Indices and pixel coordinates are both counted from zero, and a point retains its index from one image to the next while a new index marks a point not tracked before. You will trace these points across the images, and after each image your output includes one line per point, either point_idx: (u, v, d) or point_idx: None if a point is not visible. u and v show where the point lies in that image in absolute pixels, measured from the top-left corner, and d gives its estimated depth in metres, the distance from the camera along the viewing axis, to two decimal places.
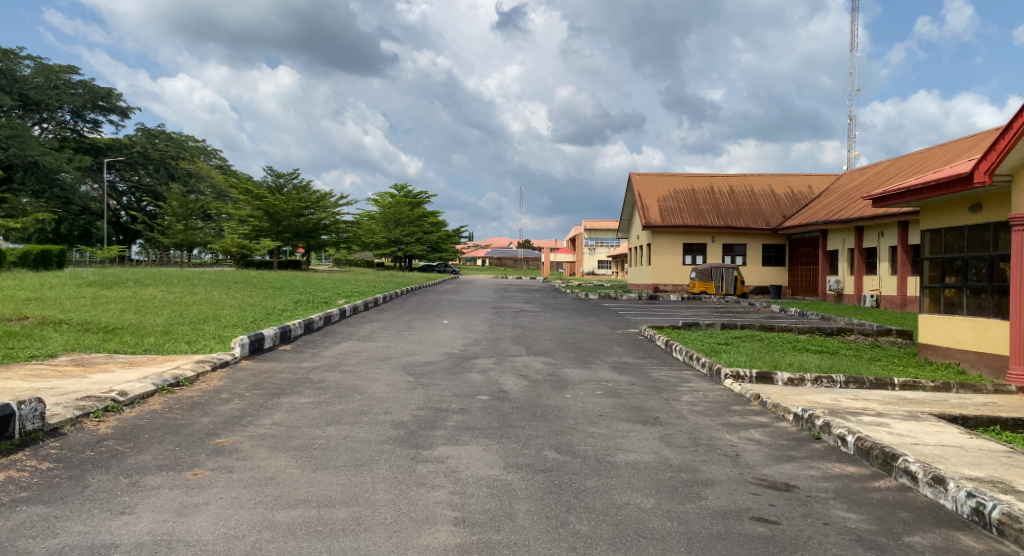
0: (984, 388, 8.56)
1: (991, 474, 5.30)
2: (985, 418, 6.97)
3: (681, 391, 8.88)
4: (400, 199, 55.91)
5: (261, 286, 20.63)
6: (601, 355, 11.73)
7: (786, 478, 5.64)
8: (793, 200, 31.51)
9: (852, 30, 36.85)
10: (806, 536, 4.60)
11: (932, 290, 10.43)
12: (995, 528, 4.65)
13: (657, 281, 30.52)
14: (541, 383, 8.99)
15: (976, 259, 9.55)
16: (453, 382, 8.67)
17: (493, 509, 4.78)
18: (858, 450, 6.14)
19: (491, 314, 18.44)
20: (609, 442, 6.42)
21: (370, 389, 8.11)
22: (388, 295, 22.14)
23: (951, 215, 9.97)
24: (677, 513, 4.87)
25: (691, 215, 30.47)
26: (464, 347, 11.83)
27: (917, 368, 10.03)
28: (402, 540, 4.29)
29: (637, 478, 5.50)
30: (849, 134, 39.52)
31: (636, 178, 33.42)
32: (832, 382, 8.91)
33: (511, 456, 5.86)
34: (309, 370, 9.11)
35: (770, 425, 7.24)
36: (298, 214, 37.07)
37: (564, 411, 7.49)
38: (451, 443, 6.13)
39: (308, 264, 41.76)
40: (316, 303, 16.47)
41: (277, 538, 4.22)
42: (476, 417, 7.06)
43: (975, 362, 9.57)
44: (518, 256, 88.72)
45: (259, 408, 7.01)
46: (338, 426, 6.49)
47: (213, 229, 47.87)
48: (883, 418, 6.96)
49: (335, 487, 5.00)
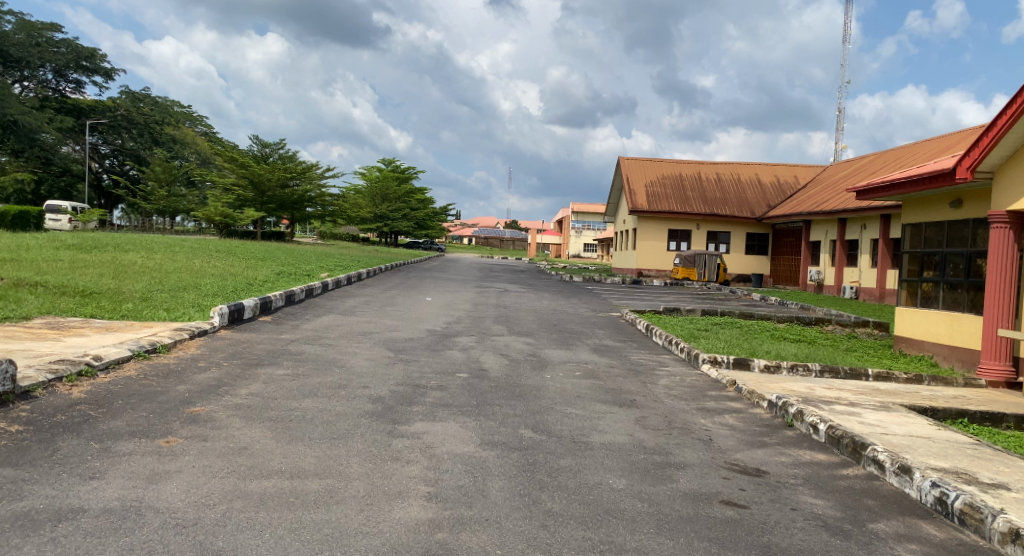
0: (955, 381, 8.69)
1: (955, 465, 5.39)
2: (954, 410, 7.07)
3: (659, 374, 8.97)
4: (389, 172, 55.52)
5: (245, 256, 20.44)
6: (582, 337, 11.79)
7: (757, 464, 5.72)
8: (779, 190, 31.68)
9: (845, 23, 36.94)
10: (774, 521, 4.67)
11: (910, 284, 10.56)
12: (957, 517, 4.73)
13: (641, 266, 30.62)
14: (521, 362, 9.06)
15: (955, 255, 9.65)
16: (432, 359, 8.71)
17: (466, 485, 4.82)
18: (829, 439, 6.23)
19: (474, 293, 18.47)
20: (586, 423, 6.47)
21: (349, 362, 8.11)
22: (373, 270, 22.05)
23: (933, 210, 10.09)
24: (648, 494, 4.94)
25: (678, 202, 30.54)
26: (446, 325, 11.84)
27: (891, 359, 10.16)
28: (374, 512, 4.31)
29: (611, 459, 5.55)
30: (837, 127, 39.77)
31: (625, 162, 33.46)
32: (807, 370, 9.05)
33: (488, 434, 5.90)
34: (289, 341, 9.09)
35: (744, 411, 7.34)
36: (284, 184, 36.78)
37: (543, 391, 7.55)
38: (428, 419, 6.15)
39: (292, 236, 41.39)
40: (299, 275, 16.38)
41: (248, 508, 4.23)
42: (455, 394, 7.09)
43: (949, 355, 9.67)
44: (505, 236, 88.58)
45: (236, 377, 6.99)
46: (315, 398, 6.49)
47: (197, 196, 47.43)
48: (855, 408, 7.05)
49: (309, 458, 5.02)
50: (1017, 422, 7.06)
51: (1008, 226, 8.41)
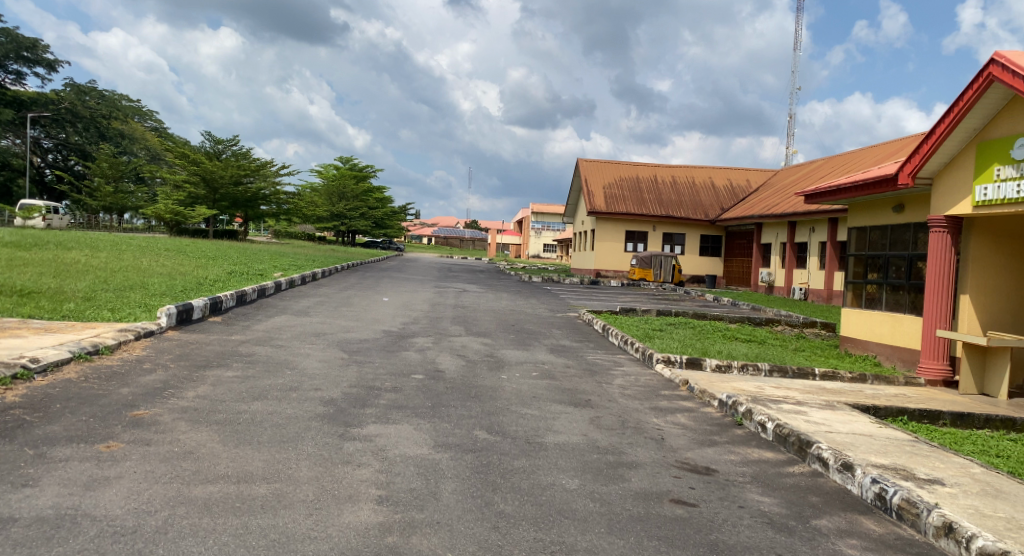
0: (896, 380, 8.94)
1: (894, 462, 5.56)
2: (895, 408, 7.27)
3: (614, 374, 9.05)
4: (345, 170, 54.93)
5: (196, 255, 19.96)
6: (539, 337, 11.83)
7: (707, 462, 5.81)
8: (732, 193, 32.26)
9: (795, 30, 37.79)
10: (721, 518, 4.75)
11: (856, 285, 10.84)
12: (895, 512, 4.87)
13: (599, 267, 30.85)
14: (477, 363, 9.05)
15: (897, 257, 9.93)
16: (388, 361, 8.64)
17: (418, 488, 4.80)
18: (777, 437, 6.36)
19: (432, 293, 18.32)
20: (540, 423, 6.50)
21: (301, 364, 8.00)
22: (328, 269, 21.81)
23: (877, 214, 10.39)
24: (600, 494, 4.98)
25: (634, 204, 30.87)
26: (402, 325, 11.77)
27: (836, 359, 10.41)
28: (323, 517, 4.26)
29: (564, 459, 5.59)
30: (788, 132, 40.65)
31: (583, 163, 33.70)
32: (757, 370, 9.23)
33: (442, 436, 5.88)
34: (239, 343, 8.93)
35: (696, 410, 7.45)
36: (237, 181, 36.09)
37: (499, 391, 7.56)
38: (381, 422, 6.10)
39: (245, 234, 40.62)
40: (251, 274, 16.10)
41: (191, 514, 4.15)
42: (409, 395, 7.05)
43: (891, 355, 9.94)
44: (465, 236, 88.35)
45: (183, 379, 6.85)
46: (265, 401, 6.38)
47: (145, 192, 46.20)
48: (801, 407, 7.20)
49: (257, 462, 4.94)
50: (954, 419, 7.27)
51: (945, 231, 8.69)
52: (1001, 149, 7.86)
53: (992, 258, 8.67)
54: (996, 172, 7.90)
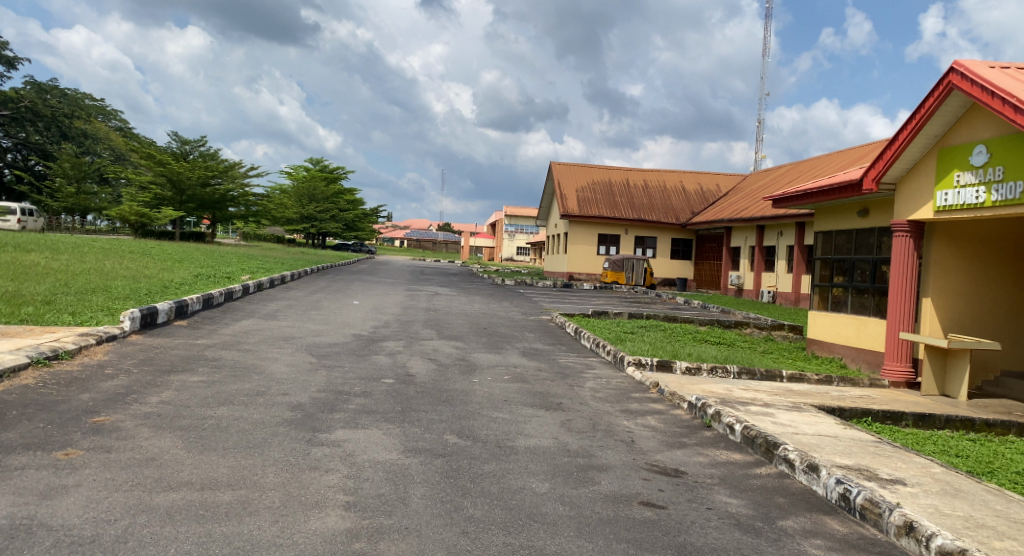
0: (861, 382, 9.07)
1: (858, 462, 5.64)
2: (859, 410, 7.39)
3: (585, 377, 9.07)
4: (315, 172, 54.49)
5: (161, 258, 19.61)
6: (512, 340, 11.83)
7: (676, 464, 5.85)
8: (702, 197, 32.57)
9: (764, 37, 38.32)
10: (690, 520, 4.78)
11: (822, 289, 11.01)
12: (858, 512, 4.94)
13: (572, 270, 30.95)
14: (449, 366, 9.01)
15: (862, 261, 10.10)
16: (357, 365, 8.57)
17: (387, 493, 4.77)
18: (744, 438, 6.42)
19: (404, 297, 18.20)
20: (511, 427, 6.49)
21: (269, 369, 7.90)
22: (297, 272, 21.61)
23: (842, 218, 10.55)
24: (570, 497, 4.99)
25: (606, 208, 31.04)
26: (372, 329, 11.69)
27: (803, 361, 10.55)
28: (289, 524, 4.21)
29: (535, 463, 5.59)
30: (757, 137, 41.16)
31: (556, 166, 33.81)
32: (726, 372, 9.34)
33: (412, 441, 5.85)
34: (205, 347, 8.80)
35: (665, 412, 7.50)
36: (204, 183, 35.60)
37: (470, 395, 7.54)
38: (349, 427, 6.05)
39: (212, 237, 40.04)
40: (218, 277, 15.87)
41: (153, 522, 4.07)
42: (379, 400, 7.00)
43: (856, 357, 10.10)
44: (438, 239, 88.03)
45: (146, 385, 6.73)
46: (231, 406, 6.30)
47: (109, 194, 45.37)
48: (769, 409, 7.29)
49: (222, 469, 4.87)
50: (916, 420, 7.40)
51: (908, 235, 8.85)
52: (961, 156, 8.03)
53: (954, 262, 8.84)
54: (957, 179, 8.07)
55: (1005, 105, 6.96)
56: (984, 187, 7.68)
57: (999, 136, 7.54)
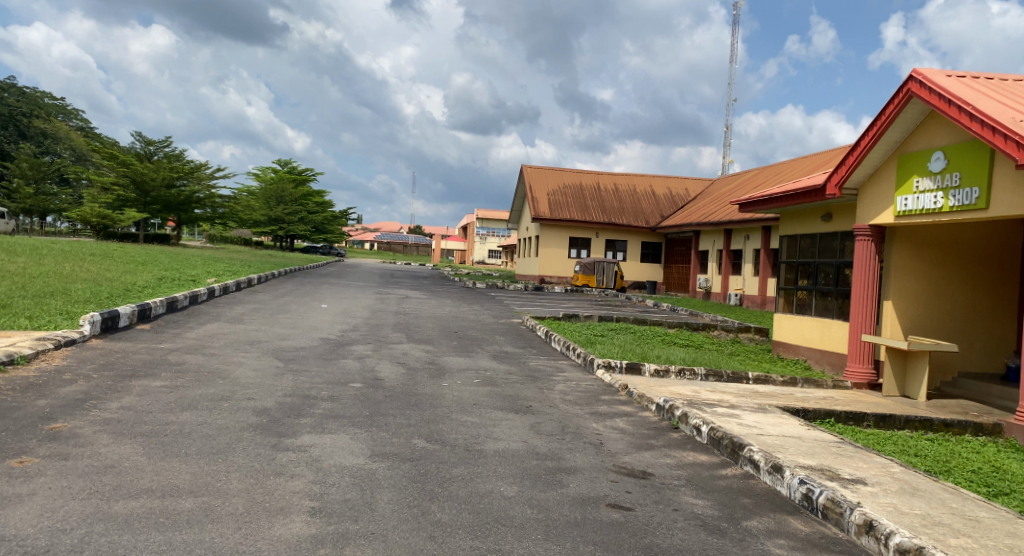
0: (825, 383, 9.21)
1: (821, 462, 5.73)
2: (823, 411, 7.50)
3: (555, 380, 9.08)
4: (283, 174, 53.96)
5: (123, 260, 19.27)
6: (482, 343, 11.82)
7: (643, 466, 5.89)
8: (671, 201, 32.87)
9: (732, 43, 38.83)
10: (656, 522, 4.82)
11: (787, 292, 11.17)
12: (820, 512, 5.01)
13: (543, 273, 31.02)
14: (418, 370, 8.97)
15: (826, 264, 10.27)
16: (325, 369, 8.49)
17: (353, 498, 4.73)
18: (711, 440, 6.48)
19: (373, 299, 18.09)
20: (480, 431, 6.48)
21: (233, 373, 7.80)
22: (264, 275, 21.37)
23: (807, 223, 10.73)
24: (538, 500, 4.99)
25: (577, 211, 31.18)
26: (341, 332, 11.60)
27: (769, 363, 10.68)
28: (252, 531, 4.16)
29: (503, 466, 5.58)
30: (726, 142, 41.66)
31: (527, 170, 33.89)
32: (694, 374, 9.43)
33: (379, 445, 5.81)
34: (168, 351, 8.65)
35: (634, 414, 7.55)
36: (169, 184, 35.10)
37: (439, 399, 7.52)
38: (316, 432, 5.99)
39: (177, 239, 39.45)
40: (183, 280, 15.64)
41: (110, 531, 3.99)
42: (347, 404, 6.95)
43: (820, 359, 10.25)
44: (409, 242, 87.62)
45: (106, 390, 6.60)
46: (195, 411, 6.21)
47: (70, 195, 44.51)
48: (735, 410, 7.37)
49: (184, 475, 4.79)
50: (877, 420, 7.53)
51: (870, 239, 9.03)
52: (920, 162, 8.21)
53: (914, 266, 9.03)
54: (916, 184, 8.25)
55: (961, 112, 7.16)
56: (942, 193, 7.86)
57: (956, 143, 7.72)
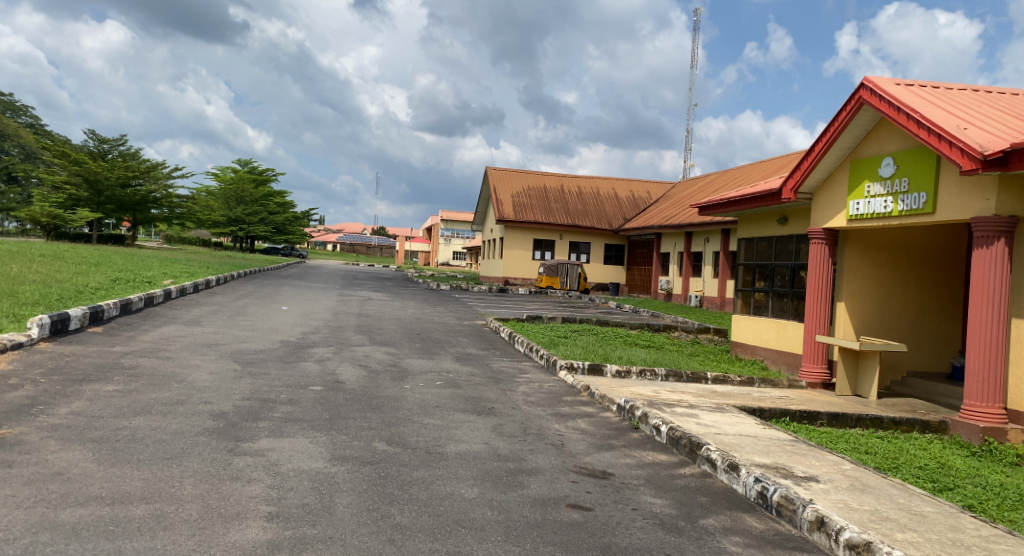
0: (781, 383, 9.38)
1: (775, 460, 5.83)
2: (778, 410, 7.64)
3: (518, 382, 9.10)
4: (243, 174, 53.19)
5: (75, 261, 18.79)
6: (445, 345, 11.79)
7: (603, 466, 5.93)
8: (634, 204, 33.16)
9: (693, 48, 39.36)
10: (615, 521, 4.85)
11: (745, 293, 11.36)
12: (774, 509, 5.10)
13: (507, 275, 31.06)
14: (380, 373, 8.90)
15: (782, 267, 10.46)
16: (285, 372, 8.37)
17: (312, 502, 4.68)
18: (669, 439, 6.56)
19: (335, 301, 17.94)
20: (442, 433, 6.45)
21: (189, 376, 7.66)
22: (223, 276, 21.03)
23: (763, 226, 10.93)
24: (499, 502, 5.00)
25: (541, 213, 31.30)
26: (301, 335, 11.47)
27: (727, 363, 10.83)
28: (207, 537, 4.09)
29: (465, 468, 5.58)
30: (687, 145, 42.16)
31: (491, 172, 33.91)
32: (654, 375, 9.52)
33: (339, 448, 5.76)
34: (121, 354, 8.46)
35: (595, 415, 7.60)
36: (124, 183, 34.37)
37: (401, 402, 7.48)
38: (274, 436, 5.92)
39: (133, 239, 38.59)
40: (138, 282, 15.31)
41: (57, 540, 3.90)
42: (306, 408, 6.87)
43: (776, 359, 10.43)
44: (372, 243, 86.95)
45: (54, 395, 6.43)
46: (149, 416, 6.08)
47: (19, 194, 43.28)
48: (694, 410, 7.46)
49: (136, 481, 4.69)
50: (829, 419, 7.70)
51: (824, 242, 9.22)
52: (871, 168, 8.41)
53: (866, 268, 9.26)
54: (867, 189, 8.45)
55: (909, 119, 7.36)
56: (892, 197, 8.06)
57: (905, 150, 7.93)
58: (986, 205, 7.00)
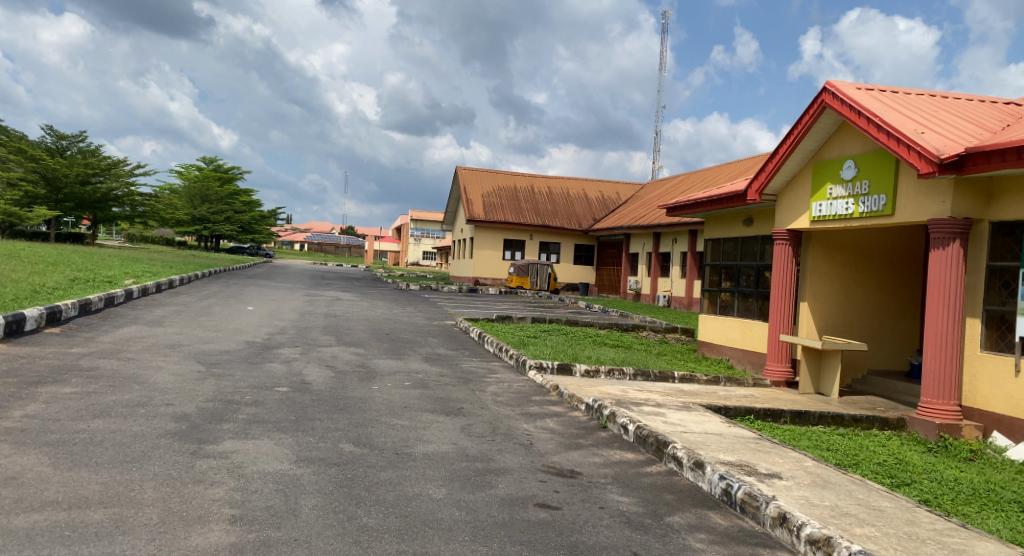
0: (745, 382, 9.49)
1: (740, 458, 5.90)
2: (743, 408, 7.73)
3: (487, 382, 9.09)
4: (208, 172, 52.41)
5: (33, 260, 18.35)
6: (414, 346, 11.73)
7: (571, 465, 5.95)
8: (603, 205, 33.33)
9: (662, 51, 39.73)
10: (582, 520, 4.87)
11: (712, 293, 11.47)
12: (738, 506, 5.16)
13: (477, 274, 31.02)
14: (348, 374, 8.82)
15: (747, 267, 10.59)
16: (250, 374, 8.26)
17: (277, 505, 4.63)
18: (637, 438, 6.60)
19: (303, 302, 17.74)
20: (409, 434, 6.42)
21: (151, 378, 7.52)
22: (187, 275, 20.70)
23: (729, 227, 11.05)
24: (466, 502, 4.99)
25: (510, 213, 31.32)
26: (267, 335, 11.33)
27: (694, 363, 10.94)
28: (168, 541, 4.03)
29: (433, 469, 5.55)
30: (656, 146, 42.51)
31: (461, 171, 33.84)
32: (622, 374, 9.58)
33: (305, 450, 5.70)
34: (79, 356, 8.28)
35: (564, 414, 7.62)
36: (83, 181, 33.65)
37: (368, 402, 7.42)
38: (238, 438, 5.84)
39: (93, 238, 37.79)
40: (98, 282, 14.99)
41: (10, 546, 3.80)
42: (272, 409, 6.80)
43: (742, 358, 10.56)
44: (341, 242, 86.22)
45: (9, 398, 6.27)
46: (108, 419, 5.96)
47: None
48: (661, 409, 7.52)
49: (94, 485, 4.59)
50: (793, 417, 7.81)
51: (788, 243, 9.35)
52: (834, 170, 8.54)
53: (829, 269, 9.42)
54: (829, 191, 8.59)
55: (869, 123, 7.49)
56: (853, 200, 8.21)
57: (866, 153, 8.07)
58: (942, 208, 7.16)
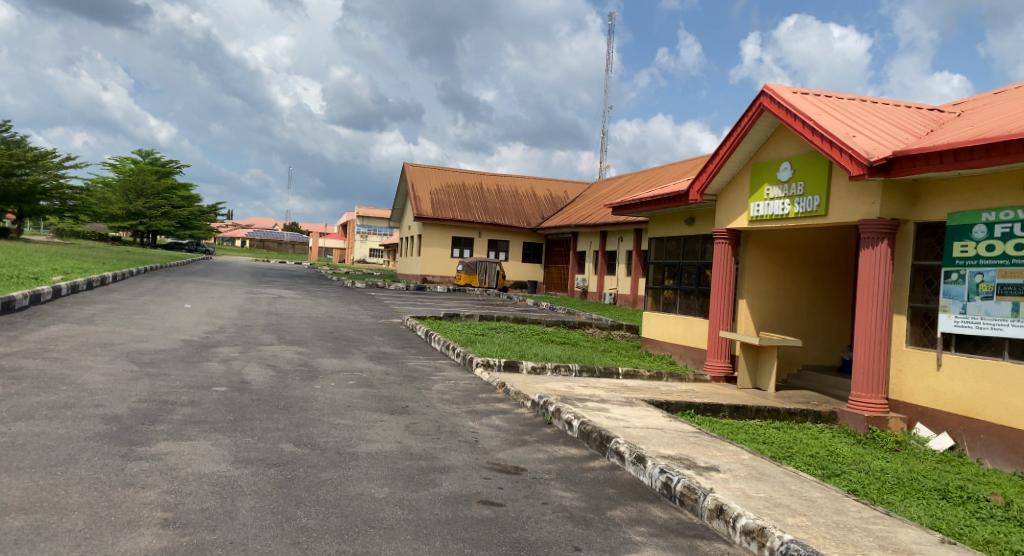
0: (687, 377, 9.65)
1: (680, 452, 5.99)
2: (684, 403, 7.85)
3: (433, 380, 9.02)
4: (143, 165, 50.85)
5: None
6: (359, 344, 11.58)
7: (516, 462, 5.95)
8: (551, 203, 33.47)
9: (609, 51, 40.09)
10: (525, 516, 4.87)
11: (655, 290, 11.62)
12: (678, 499, 5.23)
13: (424, 272, 30.81)
14: (289, 373, 8.66)
15: (689, 265, 10.76)
16: (186, 373, 8.04)
17: (211, 507, 4.50)
18: (581, 433, 6.64)
19: (244, 299, 17.33)
20: (352, 433, 6.32)
21: (81, 379, 7.25)
22: (120, 272, 20.01)
23: (672, 226, 11.21)
24: (409, 500, 4.93)
25: (458, 211, 31.21)
26: (206, 334, 11.04)
27: (638, 359, 11.06)
28: (95, 547, 3.88)
29: (375, 468, 5.48)
30: (603, 146, 42.88)
31: (408, 168, 33.58)
32: (568, 370, 9.63)
33: (243, 450, 5.57)
34: (2, 356, 7.92)
35: (510, 412, 7.62)
36: (9, 172, 32.25)
37: (310, 402, 7.29)
38: (172, 439, 5.66)
39: (20, 233, 36.26)
40: (23, 278, 14.37)
41: None
42: (209, 409, 6.62)
43: (683, 354, 10.72)
44: (285, 239, 84.68)
45: None
46: (32, 421, 5.71)
47: None
48: (604, 405, 7.58)
49: (14, 491, 4.40)
50: (731, 411, 7.96)
51: (727, 242, 9.52)
52: (771, 172, 8.73)
53: (765, 268, 9.63)
54: (766, 192, 8.78)
55: (805, 126, 7.68)
56: (789, 200, 8.40)
57: (801, 155, 8.27)
58: (871, 209, 7.38)
